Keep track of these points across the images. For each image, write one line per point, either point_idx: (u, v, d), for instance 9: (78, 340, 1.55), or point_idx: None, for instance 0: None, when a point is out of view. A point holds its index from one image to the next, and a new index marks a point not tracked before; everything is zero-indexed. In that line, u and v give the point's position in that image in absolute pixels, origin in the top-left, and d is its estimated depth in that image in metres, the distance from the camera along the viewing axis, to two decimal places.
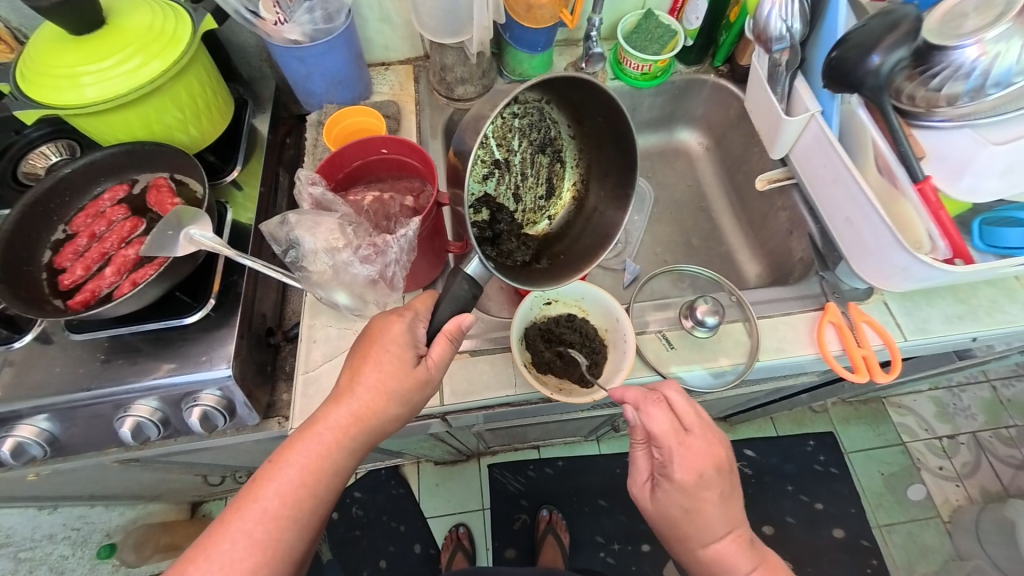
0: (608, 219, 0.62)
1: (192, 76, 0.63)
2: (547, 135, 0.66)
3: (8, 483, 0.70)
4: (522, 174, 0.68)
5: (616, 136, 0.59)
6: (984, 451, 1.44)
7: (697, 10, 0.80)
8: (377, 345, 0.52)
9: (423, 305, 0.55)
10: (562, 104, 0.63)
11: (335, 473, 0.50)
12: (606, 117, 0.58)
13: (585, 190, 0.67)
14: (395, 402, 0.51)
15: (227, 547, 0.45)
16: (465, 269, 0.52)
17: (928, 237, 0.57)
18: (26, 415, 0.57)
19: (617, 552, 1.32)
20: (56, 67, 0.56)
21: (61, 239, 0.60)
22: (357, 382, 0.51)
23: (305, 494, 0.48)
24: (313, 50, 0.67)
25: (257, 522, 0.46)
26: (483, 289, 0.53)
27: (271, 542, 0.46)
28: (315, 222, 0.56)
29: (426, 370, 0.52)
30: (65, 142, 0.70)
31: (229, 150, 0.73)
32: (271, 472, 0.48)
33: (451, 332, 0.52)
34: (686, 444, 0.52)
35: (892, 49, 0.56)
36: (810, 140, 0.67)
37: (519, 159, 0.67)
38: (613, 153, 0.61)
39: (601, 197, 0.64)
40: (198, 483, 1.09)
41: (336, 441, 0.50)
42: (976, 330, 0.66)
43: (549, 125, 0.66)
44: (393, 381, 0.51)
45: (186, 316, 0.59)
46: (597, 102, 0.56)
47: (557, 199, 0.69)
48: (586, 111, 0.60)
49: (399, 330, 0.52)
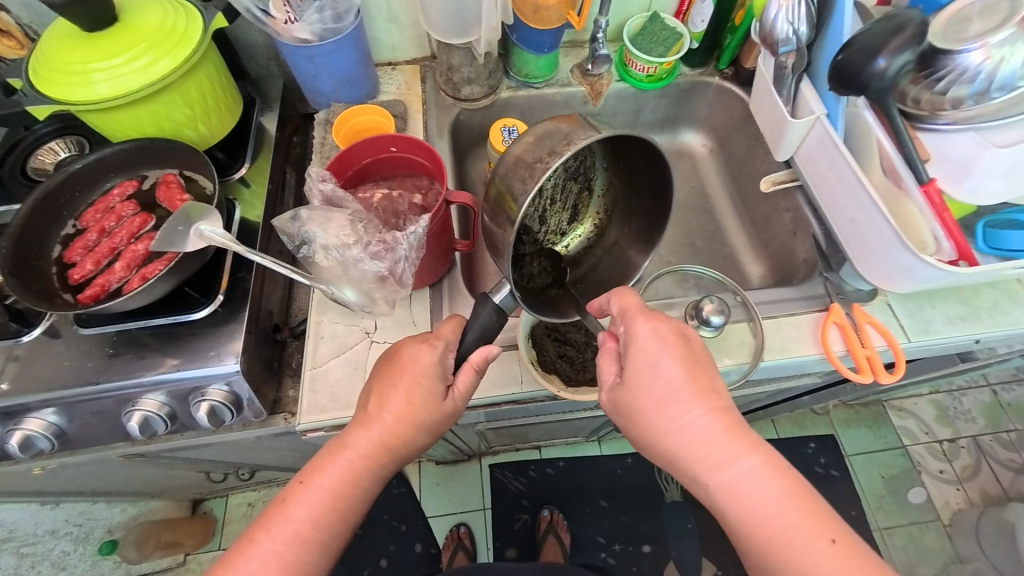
0: (628, 258, 0.64)
1: (202, 73, 0.64)
2: (581, 164, 0.63)
3: (12, 477, 0.70)
4: (551, 199, 0.66)
5: (655, 184, 0.58)
6: (983, 455, 1.44)
7: (702, 14, 0.80)
8: (409, 375, 0.52)
9: (451, 331, 0.54)
10: (605, 142, 0.59)
11: (362, 497, 0.51)
12: (649, 168, 0.57)
13: (607, 220, 0.67)
14: (423, 431, 0.53)
15: (256, 567, 0.45)
16: (494, 297, 0.51)
17: (933, 238, 0.58)
18: (35, 409, 0.57)
19: (618, 552, 1.32)
20: (68, 63, 0.56)
21: (71, 234, 0.60)
22: (384, 409, 0.52)
23: (334, 518, 0.48)
24: (322, 49, 0.68)
25: (287, 544, 0.46)
26: (506, 317, 0.53)
27: (299, 565, 0.46)
28: (326, 218, 0.57)
29: (453, 403, 0.53)
30: (74, 138, 0.71)
31: (237, 147, 0.74)
32: (299, 493, 0.48)
33: (477, 363, 0.53)
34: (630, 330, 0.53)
35: (897, 53, 0.56)
36: (815, 143, 0.67)
37: (551, 185, 0.64)
38: (646, 197, 0.61)
39: (624, 234, 0.65)
40: (199, 480, 1.09)
41: (364, 467, 0.51)
42: (979, 332, 0.66)
43: (585, 157, 0.62)
44: (420, 410, 0.52)
45: (194, 312, 0.60)
46: (646, 152, 0.55)
47: (579, 223, 0.68)
48: (630, 154, 0.58)
49: (431, 360, 0.52)
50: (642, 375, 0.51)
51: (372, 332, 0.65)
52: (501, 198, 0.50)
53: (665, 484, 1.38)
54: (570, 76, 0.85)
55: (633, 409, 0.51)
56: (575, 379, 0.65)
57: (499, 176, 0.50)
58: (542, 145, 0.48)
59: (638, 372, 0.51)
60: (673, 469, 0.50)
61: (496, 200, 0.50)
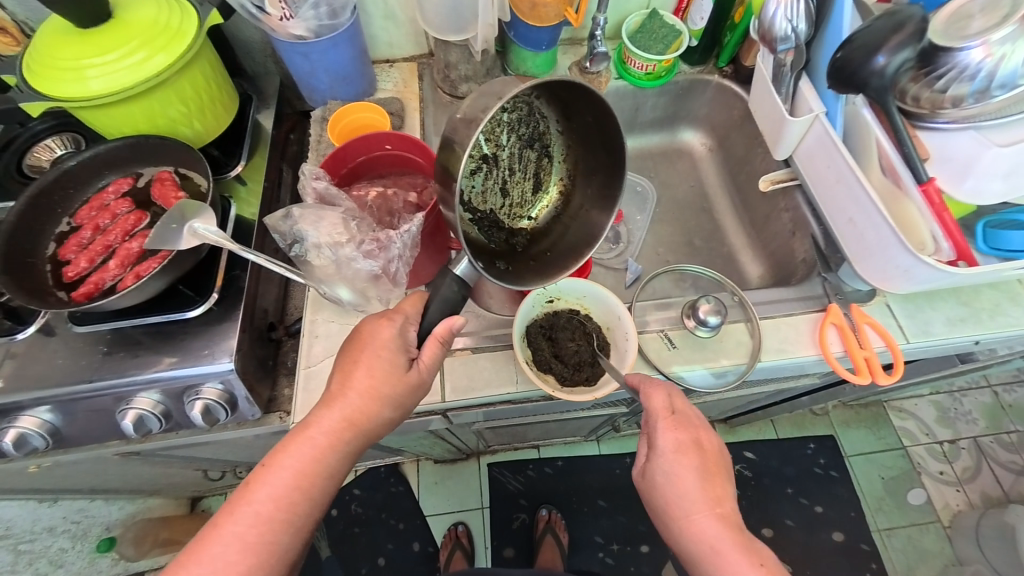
0: (594, 221, 0.58)
1: (197, 71, 0.63)
2: (535, 130, 0.60)
3: (9, 475, 0.70)
4: (510, 169, 0.61)
5: (608, 138, 0.55)
6: (984, 456, 1.44)
7: (702, 10, 0.79)
8: (367, 350, 0.52)
9: (413, 308, 0.54)
10: (552, 98, 0.57)
11: (329, 476, 0.50)
12: (598, 119, 0.54)
13: (572, 186, 0.62)
14: (388, 406, 0.52)
15: (220, 551, 0.45)
16: (454, 269, 0.51)
17: (931, 239, 0.57)
18: (29, 407, 0.57)
19: (616, 552, 1.32)
20: (62, 59, 0.56)
21: (66, 231, 0.60)
22: (348, 386, 0.51)
23: (299, 498, 0.48)
24: (318, 45, 0.68)
25: (249, 526, 0.46)
26: (470, 290, 0.53)
27: (265, 545, 0.46)
28: (319, 216, 0.57)
29: (418, 374, 0.52)
30: (70, 135, 0.71)
31: (233, 144, 0.73)
32: (261, 476, 0.48)
33: (442, 336, 0.52)
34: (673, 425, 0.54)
35: (898, 50, 0.56)
36: (814, 142, 0.67)
37: (507, 154, 0.61)
38: (602, 153, 0.57)
39: (587, 197, 0.60)
40: (198, 478, 1.09)
41: (328, 445, 0.50)
42: (978, 333, 0.66)
43: (537, 121, 0.59)
44: (383, 385, 0.51)
45: (189, 310, 0.59)
46: (588, 101, 0.52)
47: (544, 194, 0.63)
48: (579, 111, 0.55)
49: (389, 334, 0.52)
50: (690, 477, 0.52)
51: None
52: (449, 163, 0.46)
53: None
54: (568, 74, 0.85)
55: (691, 498, 0.51)
56: (571, 379, 0.64)
57: (445, 138, 0.47)
58: None
59: (685, 476, 0.52)
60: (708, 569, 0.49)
61: (444, 165, 0.46)
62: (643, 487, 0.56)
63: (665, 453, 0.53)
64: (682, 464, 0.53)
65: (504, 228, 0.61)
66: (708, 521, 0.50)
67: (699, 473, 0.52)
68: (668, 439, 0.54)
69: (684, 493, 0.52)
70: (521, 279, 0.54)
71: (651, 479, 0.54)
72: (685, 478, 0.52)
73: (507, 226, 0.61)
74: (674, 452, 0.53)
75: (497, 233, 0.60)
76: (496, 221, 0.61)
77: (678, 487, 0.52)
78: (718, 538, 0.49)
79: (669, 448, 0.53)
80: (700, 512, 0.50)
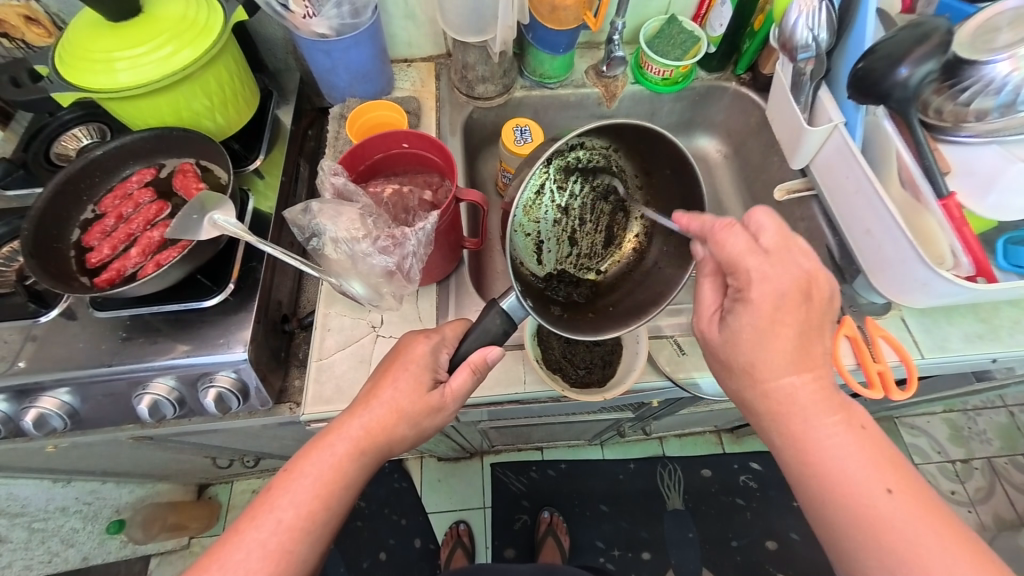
0: (667, 277, 0.56)
1: (222, 65, 0.65)
2: (610, 183, 0.60)
3: (27, 453, 0.73)
4: (580, 219, 0.63)
5: (688, 193, 0.53)
6: (998, 477, 1.41)
7: (720, 18, 0.78)
8: (398, 363, 0.53)
9: (452, 332, 0.55)
10: (631, 153, 0.56)
11: (347, 486, 0.50)
12: (676, 169, 0.52)
13: (647, 242, 0.60)
14: (406, 422, 0.52)
15: (241, 557, 0.46)
16: (500, 302, 0.50)
17: (951, 253, 0.56)
18: (49, 388, 0.59)
19: (617, 558, 1.31)
20: (92, 51, 0.58)
21: (90, 218, 0.61)
22: (373, 397, 0.52)
23: (318, 507, 0.48)
24: (339, 44, 0.69)
25: (271, 533, 0.46)
26: (515, 326, 0.51)
27: (283, 554, 0.46)
28: (337, 211, 0.58)
29: (441, 398, 0.52)
30: (96, 126, 0.73)
31: (253, 139, 0.75)
32: (284, 482, 0.49)
33: (477, 363, 0.51)
34: (767, 260, 0.47)
35: (921, 62, 0.55)
36: (832, 151, 0.66)
37: (578, 205, 0.62)
38: (681, 208, 0.55)
39: (663, 254, 0.58)
40: (207, 466, 1.11)
41: (348, 455, 0.50)
42: (997, 350, 0.64)
43: (614, 175, 0.59)
44: (406, 400, 0.51)
45: (206, 300, 0.60)
46: (666, 152, 0.51)
47: (617, 249, 0.62)
48: (656, 164, 0.54)
49: (422, 350, 0.53)
50: (823, 399, 0.46)
51: (378, 326, 0.66)
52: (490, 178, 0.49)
53: (667, 492, 1.38)
54: (584, 77, 0.85)
55: (800, 341, 0.46)
56: (580, 379, 0.65)
57: None
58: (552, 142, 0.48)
59: (816, 399, 0.46)
60: (789, 419, 0.47)
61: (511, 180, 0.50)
62: (715, 346, 0.51)
63: (791, 372, 0.46)
64: (804, 386, 0.46)
65: (570, 279, 0.61)
66: (799, 378, 0.46)
67: (821, 400, 0.46)
68: (782, 335, 0.46)
69: (810, 421, 0.46)
70: (576, 329, 0.52)
71: (765, 397, 0.47)
72: (813, 405, 0.46)
73: (574, 277, 0.62)
74: (797, 369, 0.46)
75: (564, 286, 0.60)
76: (564, 273, 0.62)
77: (803, 414, 0.46)
78: (810, 397, 0.46)
79: (793, 368, 0.46)
80: (831, 439, 0.45)
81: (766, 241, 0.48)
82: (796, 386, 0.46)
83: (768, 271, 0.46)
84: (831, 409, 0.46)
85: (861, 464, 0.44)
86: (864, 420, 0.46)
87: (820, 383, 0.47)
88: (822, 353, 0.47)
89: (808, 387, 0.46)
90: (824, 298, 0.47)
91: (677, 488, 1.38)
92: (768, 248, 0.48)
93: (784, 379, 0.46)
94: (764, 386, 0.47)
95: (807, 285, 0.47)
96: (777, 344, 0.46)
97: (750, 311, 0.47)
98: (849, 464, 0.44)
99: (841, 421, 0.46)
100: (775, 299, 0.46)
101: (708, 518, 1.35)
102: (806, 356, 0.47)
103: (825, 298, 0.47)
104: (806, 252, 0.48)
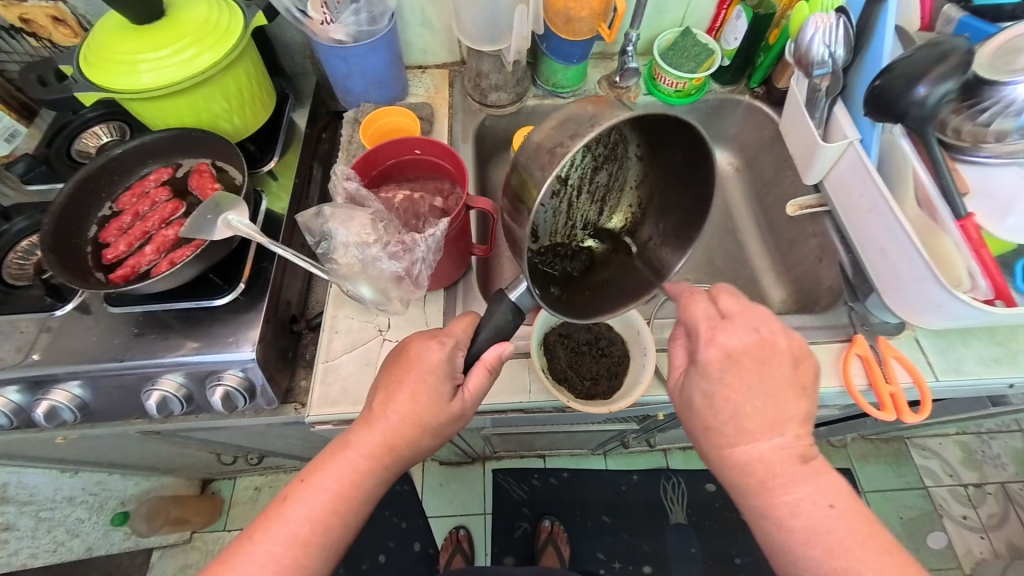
0: (664, 258, 0.57)
1: (241, 69, 0.66)
2: (611, 154, 0.57)
3: (37, 443, 0.74)
4: (577, 191, 0.60)
5: (696, 175, 0.52)
6: (1012, 503, 1.37)
7: (736, 31, 0.77)
8: (414, 373, 0.52)
9: (462, 331, 0.54)
10: (640, 127, 0.52)
11: (365, 499, 0.51)
12: (688, 153, 0.50)
13: (641, 216, 0.60)
14: (428, 433, 0.52)
15: (255, 568, 0.46)
16: (510, 294, 0.51)
17: (968, 275, 0.55)
18: (62, 380, 0.60)
19: (617, 570, 1.29)
20: (116, 53, 0.59)
21: (107, 215, 0.63)
22: (390, 408, 0.51)
23: (335, 521, 0.49)
24: (356, 50, 0.70)
25: (285, 545, 0.47)
26: (524, 318, 0.52)
27: (298, 567, 0.47)
28: (348, 216, 0.58)
29: (461, 403, 0.52)
30: (117, 124, 0.75)
31: (268, 140, 0.76)
32: (299, 492, 0.49)
33: (490, 363, 0.52)
34: (731, 384, 0.48)
35: (939, 82, 0.55)
36: (846, 168, 0.65)
37: (576, 176, 0.59)
38: (685, 190, 0.54)
39: (659, 232, 0.58)
40: (211, 461, 1.12)
41: (367, 468, 0.50)
42: (1014, 376, 0.63)
43: (616, 147, 0.56)
44: (427, 413, 0.51)
45: (217, 298, 0.61)
46: (684, 137, 0.49)
47: (609, 218, 0.62)
48: (664, 141, 0.52)
49: (438, 359, 0.52)
50: (790, 466, 0.46)
51: (386, 330, 0.66)
52: (520, 189, 0.47)
53: (670, 505, 1.36)
54: (597, 88, 0.85)
55: (766, 389, 0.48)
56: (585, 391, 0.64)
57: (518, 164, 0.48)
58: (564, 130, 0.45)
59: (781, 468, 0.46)
60: (758, 488, 0.47)
61: (517, 191, 0.48)
62: (679, 407, 0.53)
63: (752, 438, 0.47)
64: (768, 450, 0.47)
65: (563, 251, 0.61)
66: (760, 443, 0.47)
67: (796, 468, 0.46)
68: (736, 400, 0.48)
69: (786, 483, 0.46)
70: (579, 310, 0.52)
71: (726, 461, 0.49)
72: (781, 471, 0.46)
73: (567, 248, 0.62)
74: (763, 435, 0.47)
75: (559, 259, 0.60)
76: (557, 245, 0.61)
77: (772, 480, 0.46)
78: (775, 460, 0.47)
79: (756, 435, 0.47)
80: (804, 509, 0.45)
81: (726, 307, 0.52)
82: (757, 452, 0.47)
83: (709, 352, 0.50)
84: (802, 475, 0.46)
85: (837, 544, 0.43)
86: (840, 493, 0.45)
87: (793, 447, 0.47)
88: (792, 416, 0.48)
89: (775, 453, 0.47)
90: (788, 366, 0.49)
91: (681, 502, 1.36)
92: (727, 313, 0.52)
93: (743, 444, 0.48)
94: (727, 451, 0.49)
95: (767, 346, 0.49)
96: (738, 407, 0.48)
97: (706, 378, 0.50)
98: (819, 531, 0.44)
99: (813, 492, 0.45)
100: (725, 357, 0.49)
101: (710, 534, 1.33)
102: (771, 421, 0.48)
103: (791, 364, 0.49)
104: (769, 316, 0.51)
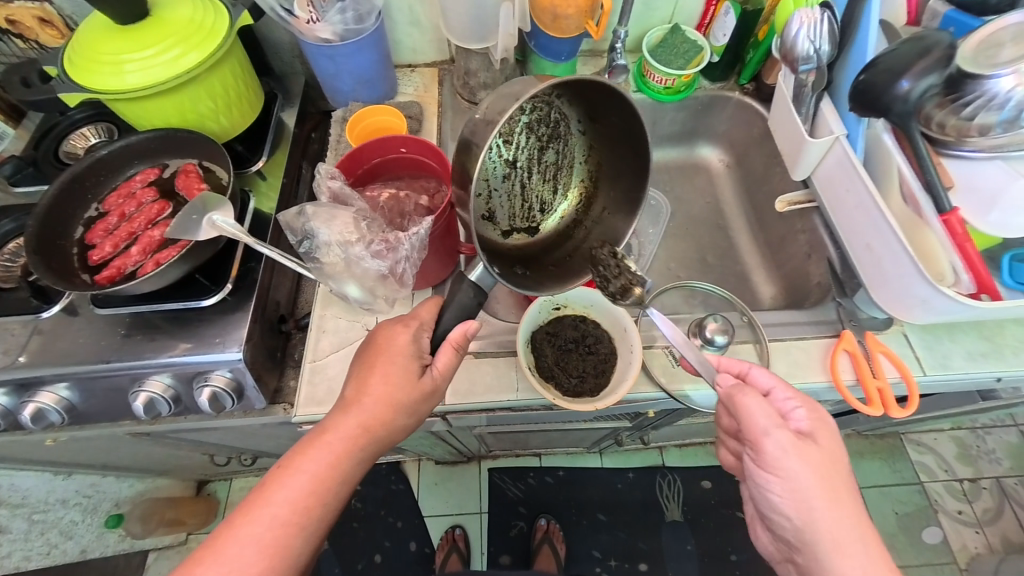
0: (620, 228, 0.57)
1: (227, 68, 0.66)
2: (555, 130, 0.57)
3: (28, 446, 0.74)
4: (528, 171, 0.58)
5: (634, 138, 0.53)
6: (1007, 498, 1.37)
7: (724, 28, 0.76)
8: (385, 356, 0.52)
9: (428, 313, 0.55)
10: (575, 98, 0.54)
11: (345, 482, 0.50)
12: (626, 118, 0.51)
13: (594, 188, 0.60)
14: (403, 412, 0.52)
15: (237, 550, 0.45)
16: (471, 275, 0.51)
17: (951, 270, 0.55)
18: (49, 382, 0.59)
19: (613, 568, 1.29)
20: (101, 53, 0.59)
21: (93, 216, 0.62)
22: (365, 392, 0.51)
23: (314, 504, 0.48)
24: (343, 49, 0.69)
25: (266, 528, 0.46)
26: (487, 296, 0.52)
27: (279, 548, 0.46)
28: (331, 215, 0.58)
29: (432, 380, 0.53)
30: (105, 125, 0.75)
31: (256, 140, 0.76)
32: (279, 477, 0.48)
33: (456, 341, 0.53)
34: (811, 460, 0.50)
35: (923, 75, 0.55)
36: (833, 164, 0.65)
37: (524, 156, 0.57)
38: (630, 156, 0.55)
39: (612, 201, 0.58)
40: (205, 462, 1.12)
41: (345, 450, 0.50)
42: (1001, 369, 0.63)
43: (558, 122, 0.56)
44: (400, 393, 0.51)
45: (204, 298, 0.61)
46: (617, 104, 0.50)
47: (564, 196, 0.60)
48: (601, 110, 0.53)
49: (406, 340, 0.52)
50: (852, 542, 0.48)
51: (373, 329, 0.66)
52: (466, 164, 0.45)
53: (665, 502, 1.36)
54: None
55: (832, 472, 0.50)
56: (572, 389, 0.64)
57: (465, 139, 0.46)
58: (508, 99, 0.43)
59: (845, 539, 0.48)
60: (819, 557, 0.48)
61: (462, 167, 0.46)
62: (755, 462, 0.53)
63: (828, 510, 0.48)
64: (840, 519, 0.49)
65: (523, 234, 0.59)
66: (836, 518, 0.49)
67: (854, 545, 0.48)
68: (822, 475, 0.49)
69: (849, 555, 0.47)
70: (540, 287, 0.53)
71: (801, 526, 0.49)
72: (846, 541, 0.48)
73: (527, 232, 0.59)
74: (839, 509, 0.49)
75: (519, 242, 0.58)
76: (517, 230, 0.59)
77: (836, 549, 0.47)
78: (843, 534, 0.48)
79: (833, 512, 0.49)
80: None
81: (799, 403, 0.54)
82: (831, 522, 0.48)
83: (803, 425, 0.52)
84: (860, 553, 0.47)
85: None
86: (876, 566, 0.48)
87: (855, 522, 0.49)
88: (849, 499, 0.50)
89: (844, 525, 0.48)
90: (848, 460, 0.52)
91: (676, 499, 1.37)
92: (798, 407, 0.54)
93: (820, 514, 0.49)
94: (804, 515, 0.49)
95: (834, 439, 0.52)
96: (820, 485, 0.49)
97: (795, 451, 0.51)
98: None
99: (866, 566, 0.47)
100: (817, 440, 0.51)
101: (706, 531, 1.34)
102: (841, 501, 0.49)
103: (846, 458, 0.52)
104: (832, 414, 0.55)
